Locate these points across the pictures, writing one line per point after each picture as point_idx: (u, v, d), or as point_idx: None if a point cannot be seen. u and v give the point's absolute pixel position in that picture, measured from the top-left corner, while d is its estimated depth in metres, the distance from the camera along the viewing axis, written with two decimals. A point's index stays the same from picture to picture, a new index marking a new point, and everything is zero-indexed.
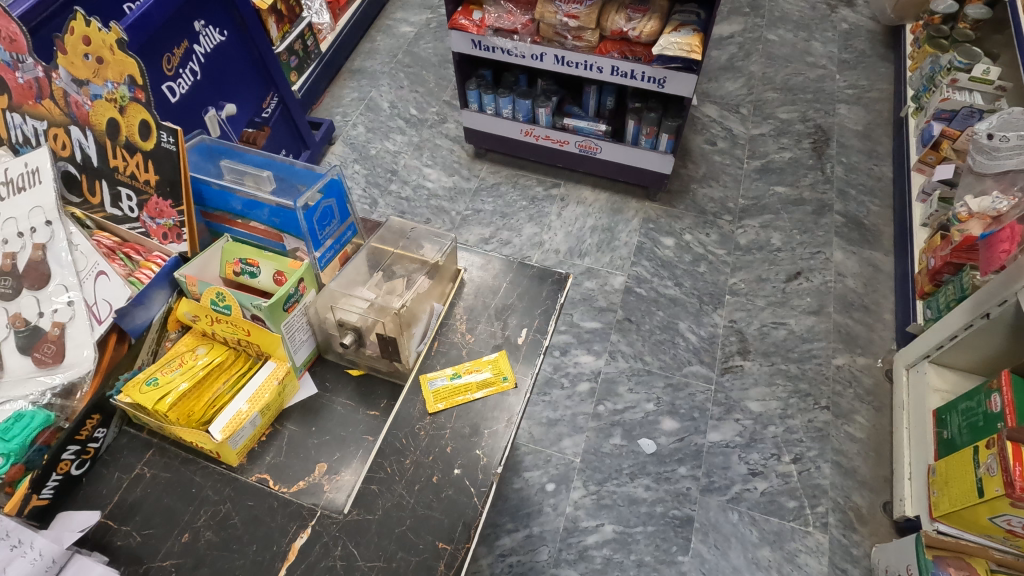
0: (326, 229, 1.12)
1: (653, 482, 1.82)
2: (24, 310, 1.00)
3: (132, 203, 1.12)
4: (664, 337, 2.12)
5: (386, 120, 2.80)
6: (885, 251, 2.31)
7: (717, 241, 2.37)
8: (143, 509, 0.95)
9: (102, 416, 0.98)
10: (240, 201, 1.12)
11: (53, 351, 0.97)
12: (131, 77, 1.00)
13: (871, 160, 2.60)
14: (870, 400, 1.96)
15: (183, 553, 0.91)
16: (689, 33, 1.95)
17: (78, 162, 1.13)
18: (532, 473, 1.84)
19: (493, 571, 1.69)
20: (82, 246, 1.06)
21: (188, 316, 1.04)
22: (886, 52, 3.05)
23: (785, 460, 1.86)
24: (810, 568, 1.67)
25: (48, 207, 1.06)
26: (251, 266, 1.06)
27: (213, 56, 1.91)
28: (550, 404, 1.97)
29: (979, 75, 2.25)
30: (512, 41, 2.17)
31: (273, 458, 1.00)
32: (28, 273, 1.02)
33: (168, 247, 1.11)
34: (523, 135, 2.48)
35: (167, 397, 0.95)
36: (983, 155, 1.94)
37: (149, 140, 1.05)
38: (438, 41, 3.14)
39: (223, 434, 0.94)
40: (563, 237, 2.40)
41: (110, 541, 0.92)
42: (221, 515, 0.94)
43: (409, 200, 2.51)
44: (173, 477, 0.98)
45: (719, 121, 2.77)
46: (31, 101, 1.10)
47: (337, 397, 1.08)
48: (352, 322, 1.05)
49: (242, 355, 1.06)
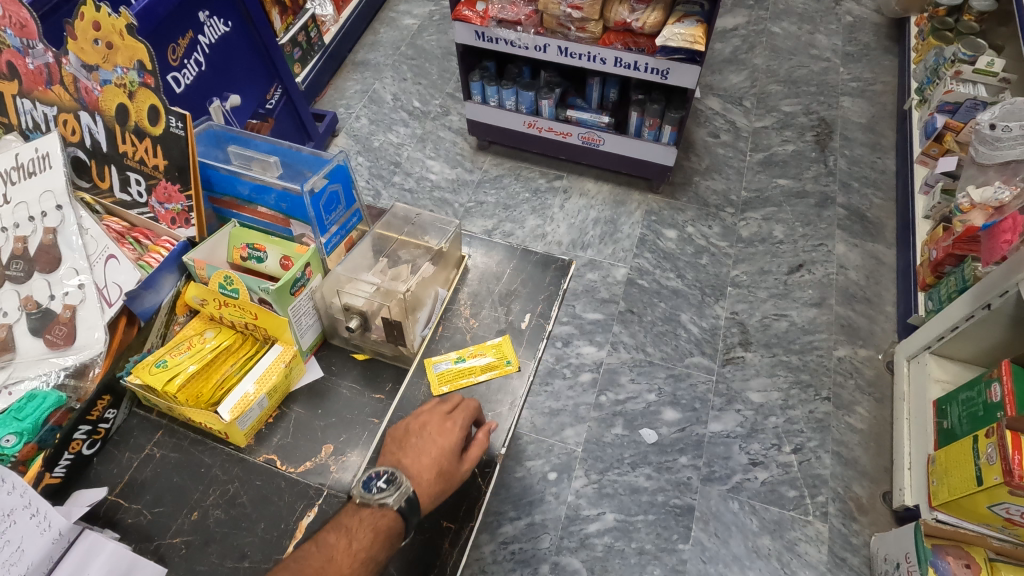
0: (332, 214, 1.13)
1: (655, 471, 1.84)
2: (36, 293, 1.02)
3: (140, 187, 1.14)
4: (666, 328, 2.13)
5: (389, 112, 2.81)
6: (888, 243, 2.32)
7: (719, 234, 2.38)
8: (153, 488, 0.96)
9: (112, 397, 0.99)
10: (247, 185, 1.13)
11: (65, 333, 1.00)
12: (140, 62, 1.02)
13: (874, 153, 2.60)
14: (871, 391, 1.97)
15: (193, 531, 0.93)
16: (693, 24, 1.94)
17: (88, 148, 1.14)
18: (534, 462, 1.85)
19: (495, 558, 1.70)
20: (92, 230, 1.08)
21: (196, 299, 1.06)
22: (891, 45, 3.04)
23: (785, 450, 1.87)
24: (809, 556, 1.69)
25: (58, 191, 1.08)
26: (259, 251, 1.08)
27: (217, 46, 1.92)
28: (552, 395, 1.98)
29: (984, 66, 2.26)
30: (515, 32, 2.17)
31: (280, 439, 1.02)
32: (39, 256, 1.04)
33: (177, 231, 1.13)
34: (526, 127, 2.48)
35: (176, 378, 0.97)
36: (986, 146, 1.94)
37: (158, 125, 1.06)
38: (441, 34, 3.15)
39: (231, 414, 0.96)
40: (565, 228, 2.41)
41: (121, 518, 0.94)
42: (230, 493, 0.96)
43: (412, 192, 2.52)
44: (182, 457, 0.99)
45: (723, 113, 2.77)
46: (40, 87, 1.12)
47: (343, 381, 1.09)
48: (358, 306, 1.08)
49: (250, 339, 1.08)
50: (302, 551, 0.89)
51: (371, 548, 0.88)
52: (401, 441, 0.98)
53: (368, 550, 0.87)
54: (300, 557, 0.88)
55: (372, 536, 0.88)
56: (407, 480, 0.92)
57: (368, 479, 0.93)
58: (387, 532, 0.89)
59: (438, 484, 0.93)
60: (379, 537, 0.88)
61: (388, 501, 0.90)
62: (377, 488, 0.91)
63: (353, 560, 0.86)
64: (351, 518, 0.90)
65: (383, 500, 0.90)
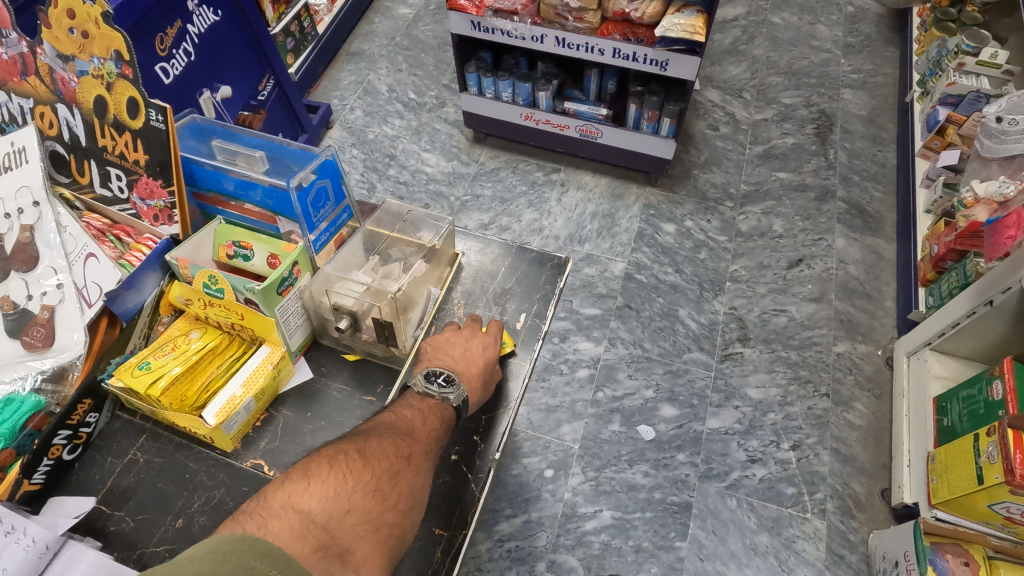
0: (321, 211, 1.10)
1: (652, 468, 1.82)
2: (12, 293, 1.00)
3: (121, 183, 1.10)
4: (664, 324, 2.10)
5: (384, 104, 2.76)
6: (888, 238, 2.29)
7: (718, 228, 2.35)
8: (137, 494, 0.93)
9: (94, 400, 0.96)
10: (232, 180, 1.10)
11: (43, 334, 0.97)
12: (118, 52, 0.98)
13: (875, 146, 2.57)
14: (870, 387, 1.95)
15: (177, 538, 0.90)
16: (693, 14, 1.91)
17: (66, 141, 1.11)
18: (531, 459, 1.83)
19: (491, 556, 1.68)
20: (71, 228, 1.05)
21: (180, 299, 1.03)
22: (892, 36, 3.00)
23: (784, 446, 1.85)
24: (807, 554, 1.67)
25: (35, 186, 1.05)
26: (245, 249, 1.04)
27: (207, 36, 1.87)
28: (549, 391, 1.96)
29: (987, 58, 2.22)
30: (511, 23, 2.12)
31: (268, 444, 0.99)
32: (16, 255, 1.01)
33: (159, 228, 1.09)
34: (522, 120, 2.44)
35: (159, 381, 0.94)
36: (992, 139, 1.90)
37: (138, 118, 1.03)
38: (437, 23, 3.09)
39: (217, 418, 0.93)
40: (562, 222, 2.37)
41: (103, 526, 0.90)
42: (216, 500, 0.93)
43: (407, 185, 2.49)
44: (167, 462, 0.97)
45: (722, 105, 2.73)
46: (16, 78, 1.08)
47: (333, 382, 1.07)
48: (348, 306, 1.05)
49: (237, 339, 1.05)
50: (382, 418, 0.94)
51: (440, 431, 0.95)
52: (443, 348, 1.06)
53: (439, 431, 0.95)
54: (386, 422, 0.93)
55: (439, 423, 0.96)
56: (463, 383, 1.00)
57: (427, 375, 1.00)
58: (448, 424, 0.97)
59: (480, 392, 1.03)
60: (445, 428, 0.96)
61: (449, 397, 0.98)
62: (438, 384, 0.99)
63: (430, 434, 0.94)
64: (418, 404, 0.98)
65: (445, 396, 0.98)
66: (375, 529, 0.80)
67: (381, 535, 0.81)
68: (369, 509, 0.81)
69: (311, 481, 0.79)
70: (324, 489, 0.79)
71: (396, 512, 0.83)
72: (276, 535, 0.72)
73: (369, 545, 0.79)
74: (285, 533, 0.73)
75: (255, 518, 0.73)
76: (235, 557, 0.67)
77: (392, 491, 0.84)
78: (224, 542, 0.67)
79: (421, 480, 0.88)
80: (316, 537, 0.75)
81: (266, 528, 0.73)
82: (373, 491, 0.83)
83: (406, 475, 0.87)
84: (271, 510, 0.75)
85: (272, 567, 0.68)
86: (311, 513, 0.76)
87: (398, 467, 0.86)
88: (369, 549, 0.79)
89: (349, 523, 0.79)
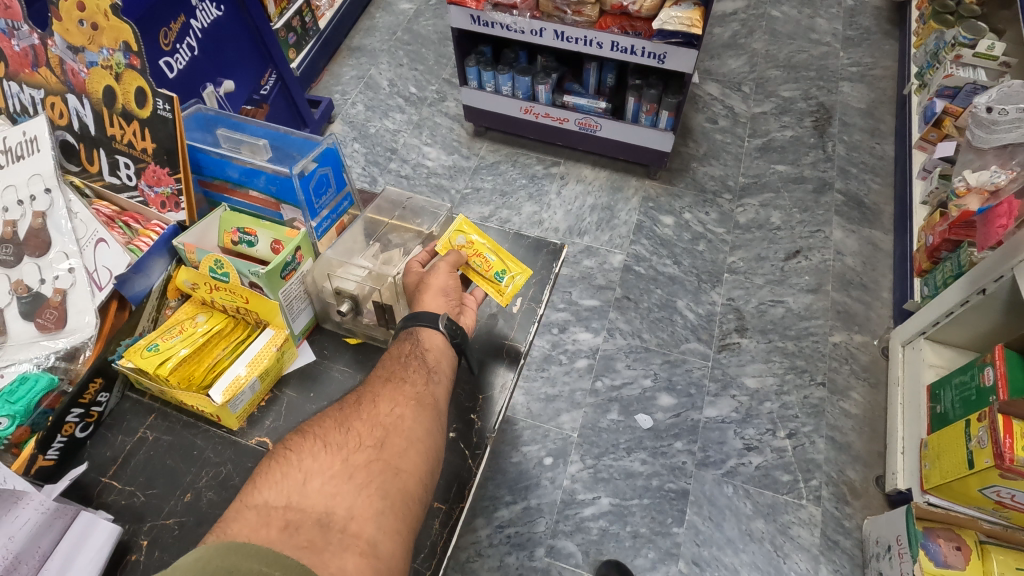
0: (323, 198, 1.13)
1: (650, 456, 1.85)
2: (26, 277, 1.04)
3: (130, 171, 1.13)
4: (663, 315, 2.13)
5: (385, 98, 2.79)
6: (885, 229, 2.31)
7: (716, 220, 2.37)
8: (147, 470, 0.97)
9: (105, 380, 0.99)
10: (237, 168, 1.13)
11: (56, 316, 1.01)
12: (126, 43, 1.02)
13: (873, 139, 2.59)
14: (866, 376, 1.98)
15: (186, 511, 0.93)
16: (690, 8, 1.94)
17: (76, 131, 1.15)
18: (530, 447, 1.86)
19: (491, 541, 1.72)
20: (81, 214, 1.08)
21: (187, 284, 1.06)
22: (892, 29, 3.01)
23: (780, 435, 1.88)
24: (802, 540, 1.70)
25: (46, 174, 1.09)
26: (250, 235, 1.08)
27: (210, 31, 1.90)
28: (548, 380, 1.99)
29: (984, 50, 2.23)
30: (511, 16, 2.14)
31: (272, 422, 1.03)
32: (29, 240, 1.05)
33: (167, 215, 1.13)
34: (522, 113, 2.47)
35: (167, 362, 0.98)
36: (982, 129, 1.93)
37: (145, 108, 1.06)
38: (438, 18, 3.11)
39: (223, 397, 0.96)
40: (562, 215, 2.40)
41: (115, 500, 0.94)
42: (223, 475, 0.97)
43: (408, 178, 2.52)
44: (175, 440, 1.00)
45: (721, 99, 2.75)
46: (27, 69, 1.12)
47: (335, 363, 1.10)
48: (349, 289, 1.08)
49: (242, 322, 1.08)
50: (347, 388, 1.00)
51: (399, 349, 1.01)
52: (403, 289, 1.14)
53: (394, 351, 1.00)
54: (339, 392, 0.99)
55: (395, 346, 1.02)
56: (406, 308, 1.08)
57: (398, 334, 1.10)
58: (404, 336, 1.02)
59: (420, 289, 1.07)
60: (403, 342, 1.01)
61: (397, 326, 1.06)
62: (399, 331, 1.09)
63: (388, 361, 0.99)
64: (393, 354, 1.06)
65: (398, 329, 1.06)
66: (348, 478, 0.82)
67: (359, 480, 0.82)
68: (331, 466, 0.82)
69: (254, 477, 0.81)
70: (270, 478, 0.81)
71: (365, 451, 0.85)
72: (235, 535, 0.73)
73: (346, 495, 0.80)
74: (245, 529, 0.74)
75: (213, 531, 0.74)
76: (217, 560, 0.64)
77: (349, 440, 0.86)
78: (209, 549, 0.65)
79: (382, 410, 0.91)
80: (280, 519, 0.76)
81: (225, 532, 0.73)
82: (328, 452, 0.84)
83: (360, 418, 0.90)
84: (226, 518, 0.76)
85: (260, 562, 0.65)
86: (267, 502, 0.78)
87: (346, 417, 0.90)
88: (348, 498, 0.80)
89: (314, 488, 0.80)
